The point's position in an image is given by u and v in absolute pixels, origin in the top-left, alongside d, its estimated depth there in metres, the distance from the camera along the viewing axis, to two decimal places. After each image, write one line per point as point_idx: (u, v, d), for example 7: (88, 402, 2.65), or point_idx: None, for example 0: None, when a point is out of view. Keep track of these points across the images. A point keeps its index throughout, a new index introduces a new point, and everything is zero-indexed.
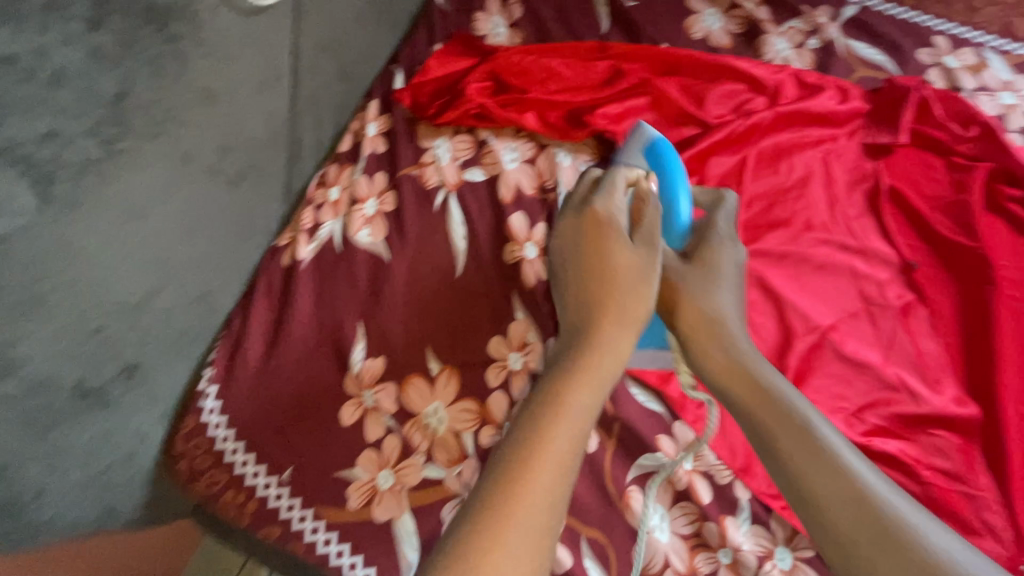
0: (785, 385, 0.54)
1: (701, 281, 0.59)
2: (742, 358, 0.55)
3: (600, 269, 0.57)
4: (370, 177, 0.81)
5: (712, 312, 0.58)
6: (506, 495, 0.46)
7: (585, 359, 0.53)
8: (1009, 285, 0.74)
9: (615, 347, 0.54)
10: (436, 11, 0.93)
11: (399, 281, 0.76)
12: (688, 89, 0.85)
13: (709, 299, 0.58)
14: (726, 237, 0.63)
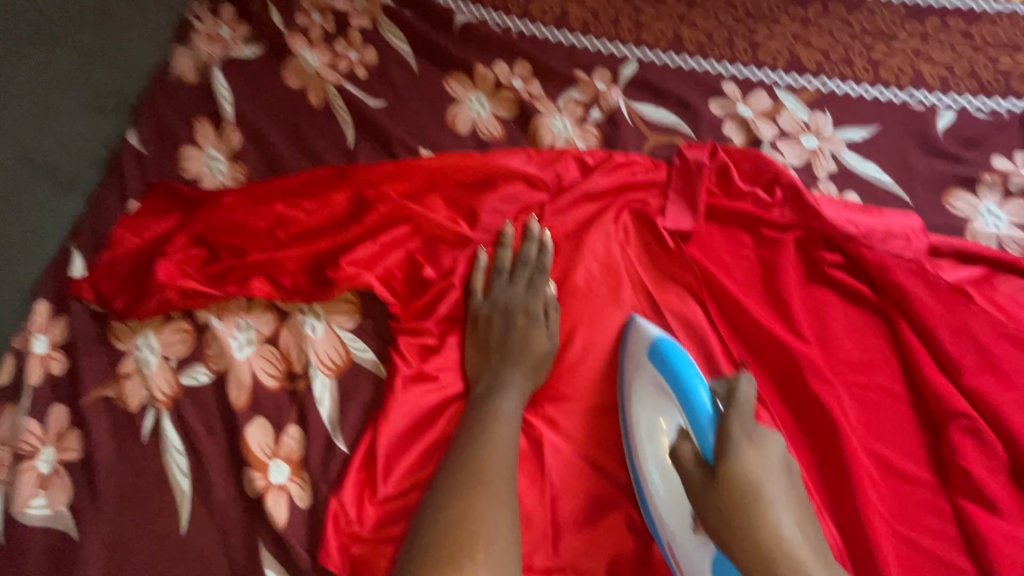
0: (800, 541, 0.47)
1: (744, 435, 0.52)
2: (767, 509, 0.49)
3: (518, 334, 0.62)
4: (43, 417, 0.59)
5: (730, 464, 0.51)
6: (467, 488, 0.50)
7: (491, 409, 0.57)
8: (852, 373, 0.64)
9: (518, 391, 0.60)
10: (128, 154, 0.72)
11: (93, 564, 0.54)
12: (456, 203, 0.69)
13: (744, 441, 0.52)
14: (747, 414, 0.54)
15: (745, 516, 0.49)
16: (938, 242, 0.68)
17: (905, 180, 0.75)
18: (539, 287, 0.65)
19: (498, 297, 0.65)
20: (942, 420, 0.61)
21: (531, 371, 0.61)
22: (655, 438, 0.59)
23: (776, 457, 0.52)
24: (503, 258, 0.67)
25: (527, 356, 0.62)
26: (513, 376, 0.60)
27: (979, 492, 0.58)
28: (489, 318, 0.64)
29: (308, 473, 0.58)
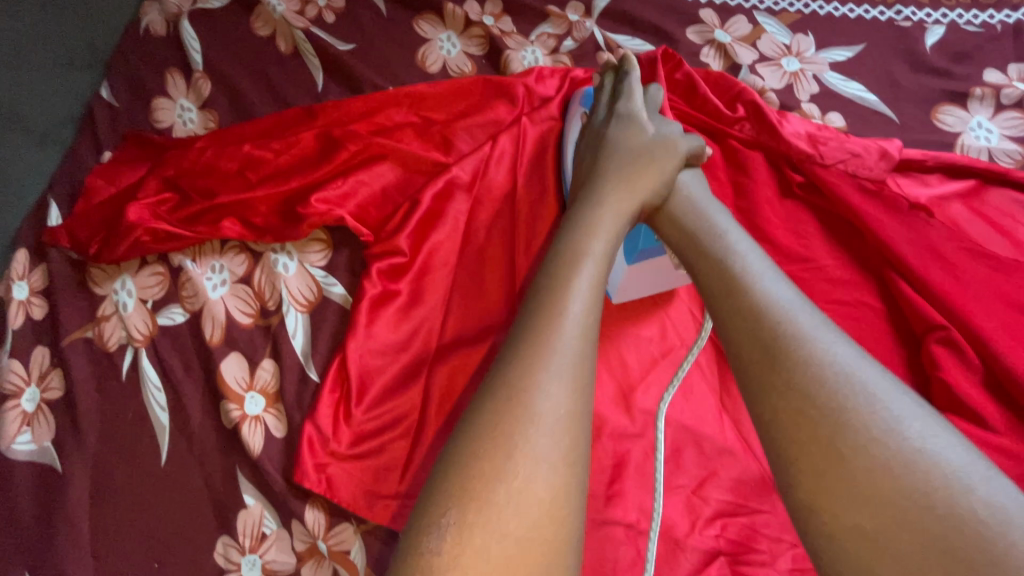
0: (731, 232, 0.52)
1: (641, 143, 0.59)
2: (700, 215, 0.54)
3: (606, 174, 0.57)
4: (26, 359, 0.60)
5: (630, 154, 0.58)
6: (504, 402, 0.41)
7: (592, 219, 0.52)
8: (833, 292, 0.63)
9: (618, 201, 0.54)
10: (100, 107, 0.73)
11: (79, 494, 0.56)
12: (427, 139, 0.68)
13: (638, 157, 0.57)
14: (635, 130, 0.60)
15: (652, 155, 0.57)
16: (922, 157, 0.66)
17: (891, 98, 0.72)
18: (622, 133, 0.60)
19: (590, 121, 0.65)
20: (921, 334, 0.59)
21: (633, 180, 0.56)
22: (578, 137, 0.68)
23: (716, 207, 0.55)
24: (605, 94, 0.66)
25: (633, 167, 0.56)
26: (611, 181, 0.56)
27: (962, 404, 0.56)
28: (588, 140, 0.63)
29: (282, 403, 0.58)
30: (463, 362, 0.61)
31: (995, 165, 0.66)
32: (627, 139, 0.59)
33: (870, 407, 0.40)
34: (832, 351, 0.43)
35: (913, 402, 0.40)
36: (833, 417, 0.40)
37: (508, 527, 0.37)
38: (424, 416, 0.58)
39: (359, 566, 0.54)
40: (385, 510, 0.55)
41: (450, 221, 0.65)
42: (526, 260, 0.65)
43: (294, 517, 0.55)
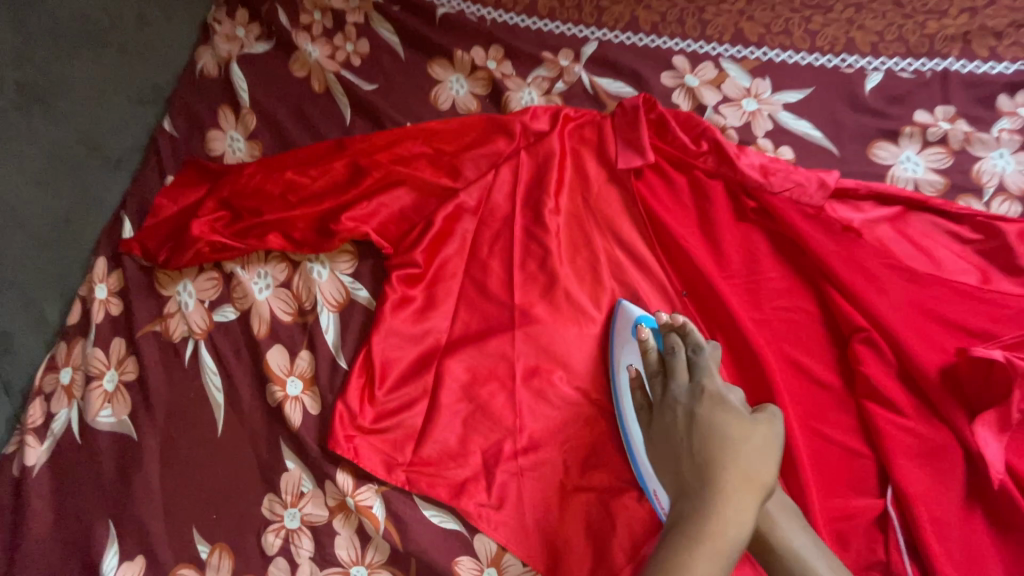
0: (810, 554, 0.58)
1: (738, 423, 0.59)
2: (786, 531, 0.59)
3: (712, 463, 0.57)
4: (107, 347, 0.73)
5: (719, 431, 0.58)
6: None
7: (709, 539, 0.52)
8: (778, 299, 0.75)
9: (731, 517, 0.54)
10: (164, 138, 0.86)
11: (151, 458, 0.68)
12: (438, 167, 0.81)
13: (731, 440, 0.57)
14: (716, 400, 0.61)
15: (745, 443, 0.57)
16: (856, 186, 0.78)
17: (834, 135, 0.84)
18: (702, 387, 0.62)
19: (670, 399, 0.63)
20: (848, 334, 0.71)
21: (743, 480, 0.55)
22: (627, 371, 0.70)
23: (793, 515, 0.61)
24: (673, 345, 0.66)
25: (734, 460, 0.56)
26: (724, 497, 0.54)
27: (879, 393, 0.68)
28: (675, 421, 0.62)
29: (317, 386, 0.71)
30: (468, 354, 0.72)
31: (918, 194, 0.78)
32: (714, 424, 0.59)
33: None
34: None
35: None
36: None
37: None
38: (434, 398, 0.70)
39: (380, 520, 0.65)
40: (401, 474, 0.67)
41: (458, 238, 0.78)
42: (521, 271, 0.77)
43: (327, 478, 0.66)
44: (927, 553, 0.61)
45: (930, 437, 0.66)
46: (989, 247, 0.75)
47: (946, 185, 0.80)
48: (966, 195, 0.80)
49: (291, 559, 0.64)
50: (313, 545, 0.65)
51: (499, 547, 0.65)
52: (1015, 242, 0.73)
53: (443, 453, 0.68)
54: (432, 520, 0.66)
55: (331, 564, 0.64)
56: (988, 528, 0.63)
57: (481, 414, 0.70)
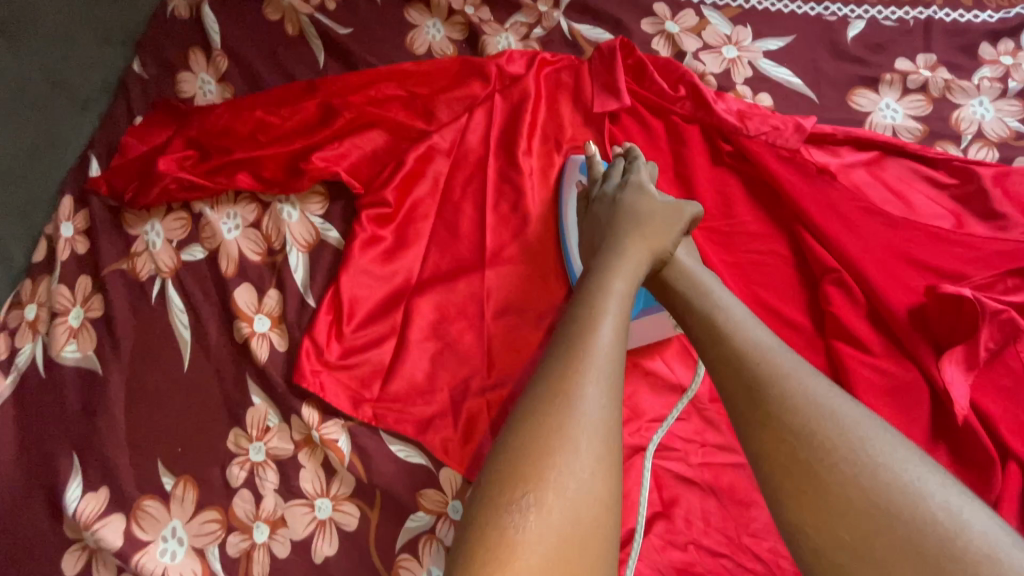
0: (725, 295, 0.58)
1: (656, 204, 0.66)
2: (697, 272, 0.61)
3: (625, 230, 0.63)
4: (72, 285, 0.72)
5: (635, 207, 0.66)
6: (548, 425, 0.44)
7: (608, 286, 0.55)
8: (751, 243, 0.74)
9: (640, 260, 0.59)
10: (133, 79, 0.84)
11: (117, 392, 0.68)
12: (412, 110, 0.80)
13: (642, 212, 0.65)
14: (637, 189, 0.68)
15: (653, 214, 0.65)
16: (833, 131, 0.77)
17: (814, 83, 0.83)
18: (632, 184, 0.69)
19: (604, 194, 0.70)
20: (819, 276, 0.71)
21: (653, 236, 0.62)
22: (573, 188, 0.77)
23: (706, 273, 0.61)
24: (615, 162, 0.74)
25: (644, 227, 0.63)
26: (635, 248, 0.60)
27: (847, 333, 0.68)
28: (605, 210, 0.69)
29: (285, 324, 0.70)
30: (438, 294, 0.72)
31: (895, 140, 0.77)
32: (635, 202, 0.67)
33: (831, 419, 0.46)
34: (791, 368, 0.49)
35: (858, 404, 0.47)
36: (772, 411, 0.47)
37: (571, 478, 0.42)
38: (404, 334, 0.70)
39: (345, 454, 0.65)
40: (368, 410, 0.67)
41: (432, 181, 0.77)
42: (494, 213, 0.77)
43: (292, 413, 0.66)
44: None
45: (898, 375, 0.66)
46: (965, 191, 0.74)
47: (924, 131, 0.79)
48: (943, 141, 0.79)
49: (255, 491, 0.64)
50: (279, 477, 0.64)
51: (464, 481, 0.65)
52: (990, 185, 0.73)
53: (412, 390, 0.68)
54: (397, 454, 0.66)
55: (295, 496, 0.64)
56: (950, 463, 0.64)
57: (450, 351, 0.70)
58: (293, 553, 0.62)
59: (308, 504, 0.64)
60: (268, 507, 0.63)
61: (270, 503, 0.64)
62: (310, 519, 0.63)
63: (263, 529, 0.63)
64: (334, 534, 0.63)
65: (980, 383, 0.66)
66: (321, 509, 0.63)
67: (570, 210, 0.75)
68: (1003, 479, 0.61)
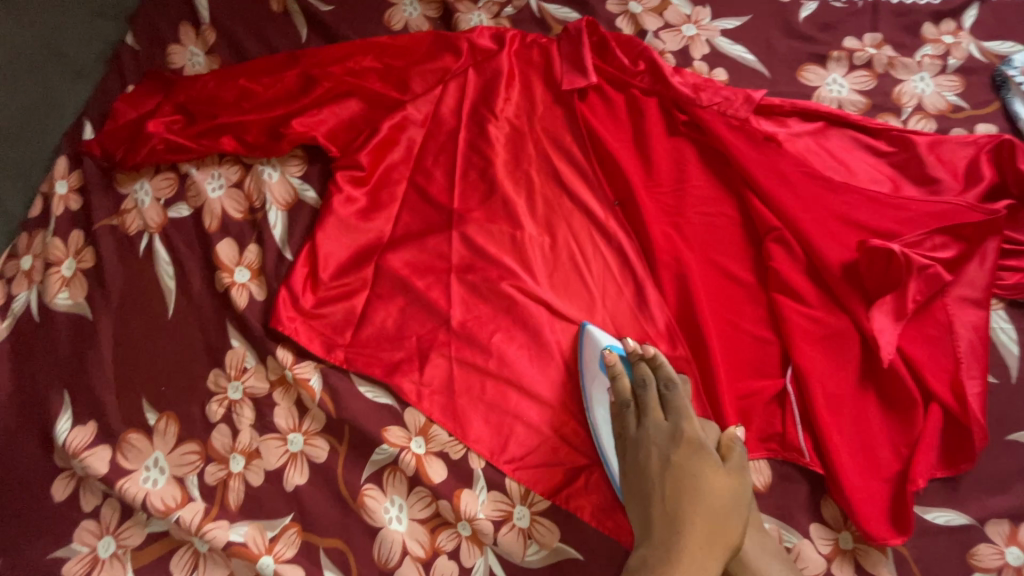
0: None
1: (720, 470, 0.60)
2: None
3: (684, 519, 0.57)
4: (66, 238, 0.78)
5: (693, 480, 0.59)
6: None
7: None
8: (703, 205, 0.79)
9: (697, 564, 0.55)
10: (125, 52, 0.89)
11: (105, 336, 0.73)
12: (387, 80, 0.85)
13: (698, 488, 0.58)
14: (688, 440, 0.62)
15: (710, 487, 0.58)
16: (781, 103, 0.82)
17: (767, 59, 0.88)
18: (680, 428, 0.63)
19: (646, 438, 0.63)
20: (763, 235, 0.76)
21: (712, 527, 0.57)
22: (602, 387, 0.70)
23: (775, 571, 0.60)
24: (643, 378, 0.67)
25: (703, 510, 0.57)
26: (688, 544, 0.56)
27: (787, 286, 0.73)
28: (648, 459, 0.62)
29: (263, 276, 0.75)
30: (407, 250, 0.77)
31: (839, 111, 0.82)
32: (685, 463, 0.60)
33: None
34: None
35: None
36: None
37: None
38: (374, 286, 0.75)
39: (316, 394, 0.69)
40: (340, 353, 0.72)
41: (404, 146, 0.82)
42: (462, 176, 0.81)
43: (268, 354, 0.71)
44: (819, 424, 0.67)
45: (831, 324, 0.71)
46: (903, 158, 0.79)
47: (867, 104, 0.84)
48: (885, 113, 0.84)
49: (232, 426, 0.69)
50: (254, 413, 0.69)
51: (427, 420, 0.70)
52: (924, 153, 0.78)
53: (380, 336, 0.73)
54: (365, 394, 0.71)
55: (269, 431, 0.69)
56: (878, 406, 0.69)
57: (416, 302, 0.74)
58: (266, 482, 0.67)
59: (281, 438, 0.69)
60: (244, 440, 0.68)
61: (246, 437, 0.69)
62: (283, 451, 0.68)
63: (238, 460, 0.68)
64: (305, 465, 0.68)
65: (910, 333, 0.70)
66: (293, 442, 0.68)
67: (592, 419, 0.69)
68: (923, 419, 0.67)
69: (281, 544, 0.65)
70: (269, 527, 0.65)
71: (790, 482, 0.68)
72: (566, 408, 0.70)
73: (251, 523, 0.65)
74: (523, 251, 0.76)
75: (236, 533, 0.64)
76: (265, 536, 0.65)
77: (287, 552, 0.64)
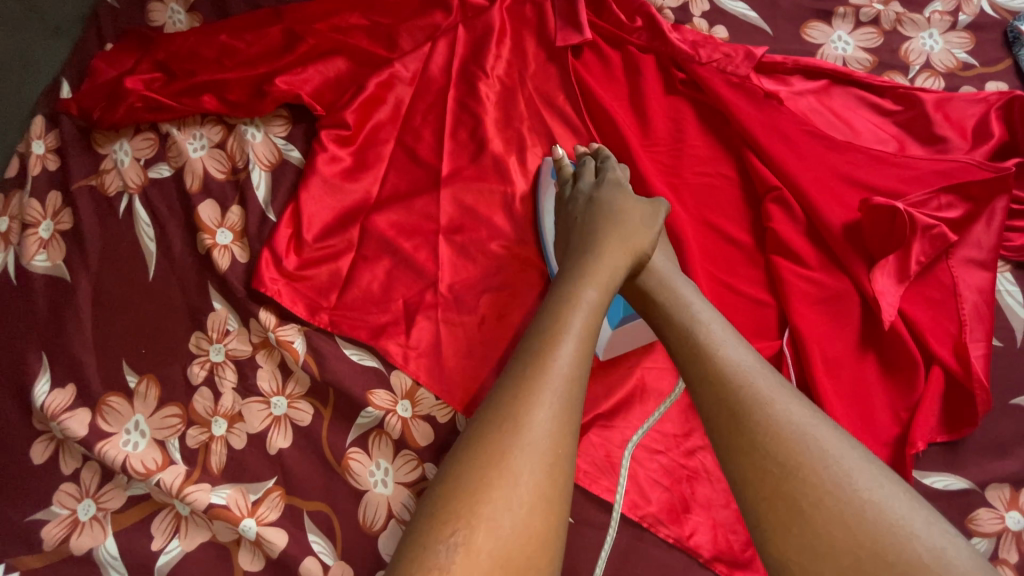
0: (715, 322, 0.55)
1: (646, 218, 0.64)
2: (683, 308, 0.56)
3: (602, 236, 0.61)
4: (43, 199, 0.75)
5: (616, 216, 0.64)
6: (489, 463, 0.43)
7: (570, 316, 0.51)
8: (700, 166, 0.76)
9: (610, 261, 0.58)
10: (104, 9, 0.85)
11: (84, 297, 0.71)
12: (375, 37, 0.82)
13: (617, 220, 0.63)
14: (618, 194, 0.67)
15: (625, 216, 0.64)
16: (783, 60, 0.79)
17: (770, 16, 0.84)
18: (609, 180, 0.69)
19: (577, 190, 0.69)
20: (763, 195, 0.73)
21: (624, 245, 0.60)
22: (551, 184, 0.75)
23: (693, 293, 0.59)
24: (584, 162, 0.72)
25: (620, 234, 0.62)
26: (608, 253, 0.59)
27: (786, 247, 0.70)
28: (576, 208, 0.67)
29: (246, 237, 0.73)
30: (394, 211, 0.74)
31: (845, 68, 0.79)
32: (608, 202, 0.66)
33: (807, 444, 0.45)
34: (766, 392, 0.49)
35: (849, 443, 0.46)
36: (743, 417, 0.48)
37: (519, 504, 0.42)
38: (360, 247, 0.73)
39: (299, 356, 0.68)
40: (324, 316, 0.70)
41: (392, 105, 0.79)
42: (452, 136, 0.78)
43: (251, 316, 0.69)
44: (817, 387, 0.65)
45: (831, 286, 0.69)
46: (909, 117, 0.76)
47: (873, 62, 0.81)
48: (892, 71, 0.81)
49: (214, 389, 0.67)
50: (237, 376, 0.68)
51: (413, 382, 0.68)
52: (932, 110, 0.75)
53: (366, 299, 0.71)
54: (351, 357, 0.69)
55: (252, 394, 0.67)
56: (878, 369, 0.67)
57: (403, 263, 0.72)
58: (249, 445, 0.65)
59: (264, 401, 0.67)
60: (226, 403, 0.67)
61: (228, 400, 0.67)
62: (266, 415, 0.66)
63: (221, 423, 0.66)
64: (289, 429, 0.66)
65: (913, 295, 0.68)
66: (276, 406, 0.67)
67: (539, 204, 0.74)
68: (925, 382, 0.65)
69: (265, 507, 0.63)
70: (252, 490, 0.64)
71: None
72: None
73: (234, 486, 0.64)
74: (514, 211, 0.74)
75: (218, 496, 0.63)
76: (248, 498, 0.64)
77: (270, 515, 0.63)
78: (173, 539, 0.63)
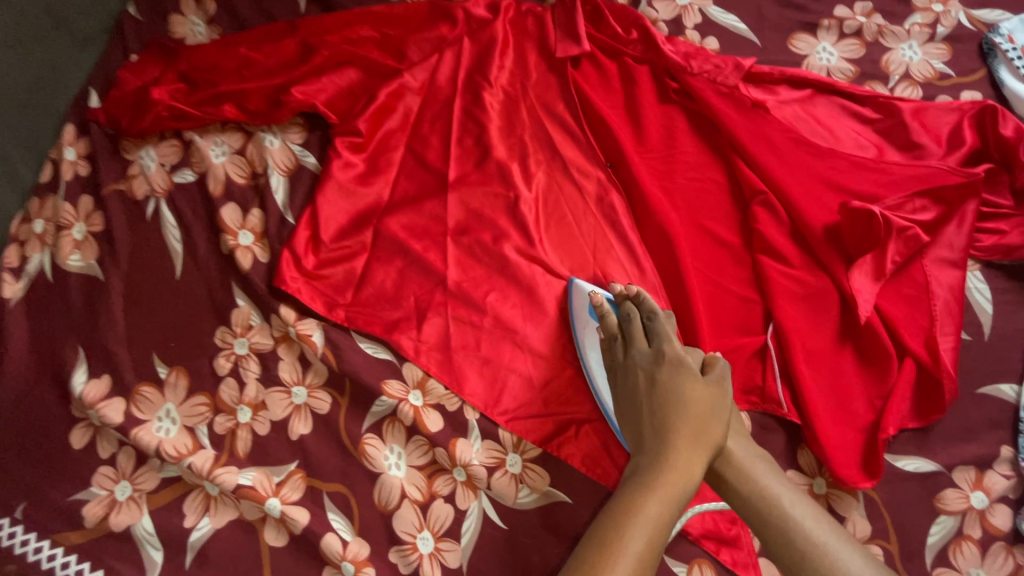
0: (784, 497, 0.59)
1: (713, 395, 0.63)
2: (751, 476, 0.61)
3: (667, 418, 0.62)
4: (76, 202, 0.81)
5: (677, 392, 0.63)
6: None
7: (639, 513, 0.54)
8: (692, 171, 0.81)
9: (686, 464, 0.58)
10: (128, 21, 0.90)
11: (116, 294, 0.76)
12: (385, 49, 0.87)
13: (679, 396, 0.63)
14: (673, 361, 0.66)
15: (689, 394, 0.63)
16: (770, 71, 0.83)
17: (759, 28, 0.89)
18: (661, 344, 0.67)
19: (632, 363, 0.67)
20: (750, 199, 0.79)
21: (695, 435, 0.60)
22: (591, 325, 0.73)
23: (763, 467, 0.62)
24: (628, 313, 0.70)
25: (686, 415, 0.61)
26: (677, 443, 0.59)
27: (771, 248, 0.75)
28: (636, 382, 0.66)
29: (266, 238, 0.78)
30: (404, 214, 0.79)
31: (828, 78, 0.84)
32: (668, 380, 0.64)
33: None
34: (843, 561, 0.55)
35: None
36: None
37: None
38: (373, 248, 0.78)
39: (318, 349, 0.73)
40: (341, 312, 0.75)
41: (401, 113, 0.84)
42: (458, 142, 0.83)
43: (273, 312, 0.75)
44: (797, 377, 0.70)
45: (812, 284, 0.74)
46: (888, 125, 0.81)
47: (855, 72, 0.86)
48: (873, 81, 0.86)
49: (239, 379, 0.73)
50: (260, 367, 0.73)
51: (424, 374, 0.73)
52: (909, 119, 0.80)
53: (378, 296, 0.76)
54: (365, 350, 0.74)
55: (274, 384, 0.72)
56: (855, 361, 0.72)
57: (413, 263, 0.77)
58: (272, 431, 0.71)
59: (285, 390, 0.72)
60: (250, 393, 0.72)
61: (252, 390, 0.72)
62: (288, 403, 0.72)
63: (245, 411, 0.71)
64: (309, 416, 0.71)
65: (888, 291, 0.73)
66: (296, 395, 0.72)
67: (582, 354, 0.73)
68: (898, 373, 0.70)
69: (287, 488, 0.69)
70: (276, 472, 0.69)
71: (769, 432, 0.71)
72: (557, 364, 0.74)
73: (258, 469, 0.69)
74: (517, 213, 0.79)
75: (245, 477, 0.68)
76: (272, 480, 0.69)
77: (292, 495, 0.69)
78: (203, 517, 0.68)
